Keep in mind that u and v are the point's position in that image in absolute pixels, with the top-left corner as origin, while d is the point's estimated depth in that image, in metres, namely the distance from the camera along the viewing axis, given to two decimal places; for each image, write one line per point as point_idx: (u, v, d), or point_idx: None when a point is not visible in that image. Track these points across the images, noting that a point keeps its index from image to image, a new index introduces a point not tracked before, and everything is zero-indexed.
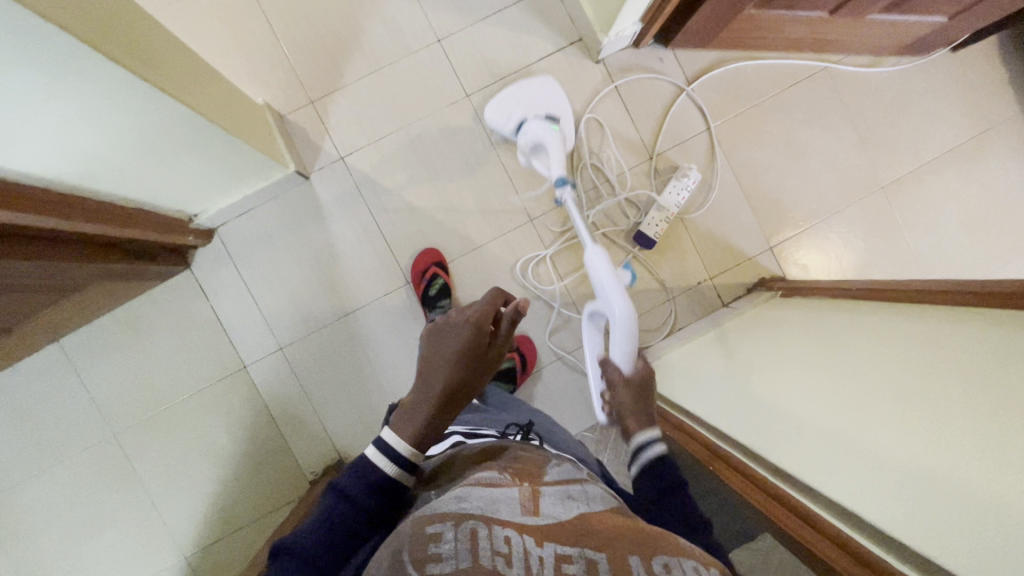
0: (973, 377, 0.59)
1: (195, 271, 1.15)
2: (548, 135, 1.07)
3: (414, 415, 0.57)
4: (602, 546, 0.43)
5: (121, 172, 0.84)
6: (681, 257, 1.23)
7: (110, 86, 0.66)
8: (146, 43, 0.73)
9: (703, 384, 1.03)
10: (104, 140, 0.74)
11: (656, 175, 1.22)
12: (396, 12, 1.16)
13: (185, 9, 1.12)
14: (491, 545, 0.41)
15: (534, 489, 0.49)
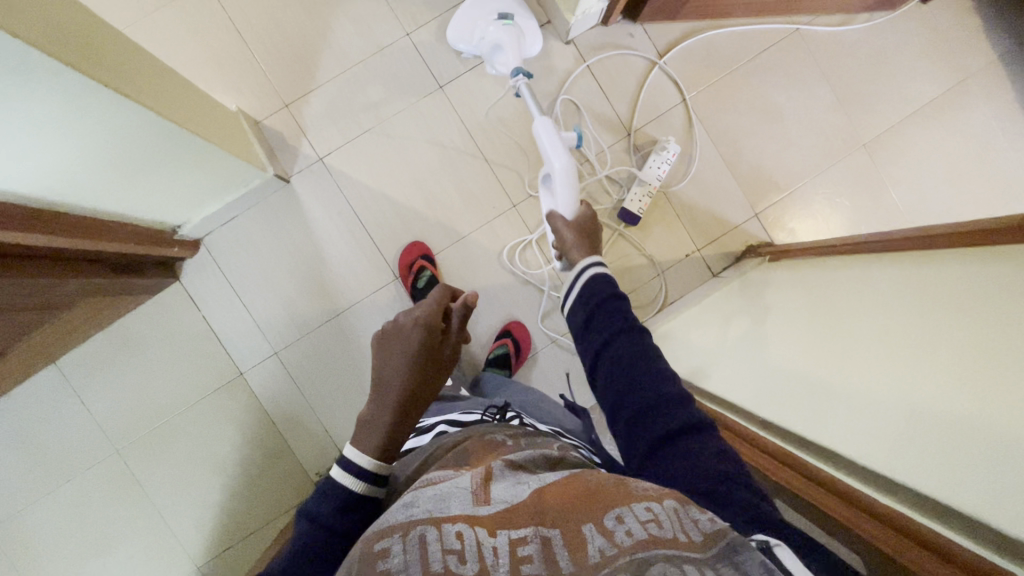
0: (963, 310, 0.58)
1: (184, 282, 1.15)
2: (506, 32, 1.05)
3: (373, 427, 0.57)
4: (556, 521, 0.41)
5: (98, 188, 0.84)
6: (667, 231, 1.23)
7: (82, 93, 0.66)
8: (114, 57, 0.73)
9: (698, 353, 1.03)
10: (77, 154, 0.74)
11: (637, 151, 1.22)
12: (364, 9, 1.17)
13: (149, 21, 1.13)
14: (441, 545, 0.38)
15: (485, 478, 0.47)
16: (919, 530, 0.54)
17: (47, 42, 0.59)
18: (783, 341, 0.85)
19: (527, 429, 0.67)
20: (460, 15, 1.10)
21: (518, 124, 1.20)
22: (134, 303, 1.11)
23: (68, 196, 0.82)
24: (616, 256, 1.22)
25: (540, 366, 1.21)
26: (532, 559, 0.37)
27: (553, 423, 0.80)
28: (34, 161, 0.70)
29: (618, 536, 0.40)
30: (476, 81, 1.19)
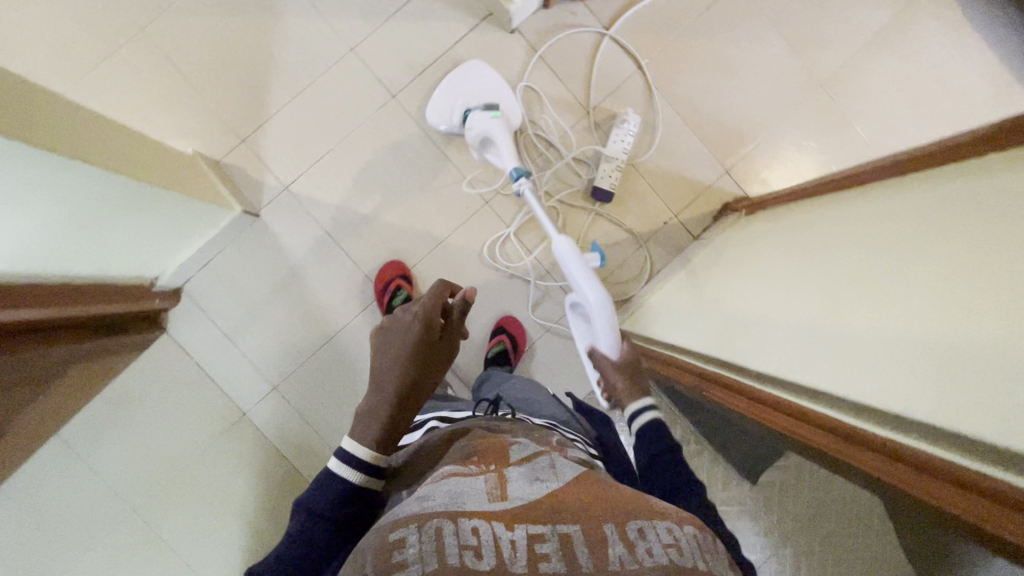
0: (939, 234, 0.57)
1: (173, 332, 1.15)
2: (490, 123, 1.06)
3: (374, 421, 0.58)
4: (575, 518, 0.45)
5: (74, 254, 0.85)
6: (641, 202, 1.23)
7: (34, 165, 0.65)
8: (73, 126, 0.73)
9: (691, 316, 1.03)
10: (43, 226, 0.73)
11: (599, 128, 1.22)
12: (304, 31, 1.16)
13: (90, 79, 1.11)
14: (458, 541, 0.42)
15: (500, 476, 0.50)
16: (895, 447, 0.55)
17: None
18: (769, 292, 0.86)
19: (523, 422, 0.68)
20: (449, 94, 1.14)
21: None
22: (126, 361, 1.11)
23: (49, 268, 0.83)
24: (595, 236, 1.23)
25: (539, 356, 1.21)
26: (549, 556, 0.42)
27: (548, 414, 0.80)
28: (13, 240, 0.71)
29: (639, 549, 0.43)
30: (428, 84, 1.18)
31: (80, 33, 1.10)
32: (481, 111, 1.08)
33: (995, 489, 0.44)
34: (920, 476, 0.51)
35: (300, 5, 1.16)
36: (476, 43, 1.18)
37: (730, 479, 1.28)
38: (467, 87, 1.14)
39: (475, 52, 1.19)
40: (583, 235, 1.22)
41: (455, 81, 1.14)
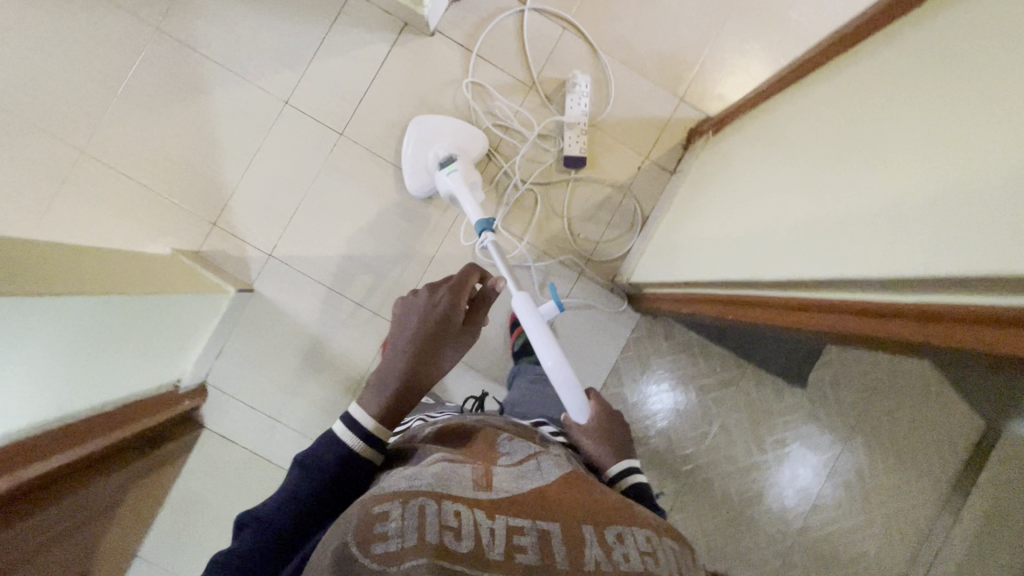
0: (917, 91, 0.57)
1: (211, 426, 1.17)
2: (452, 179, 1.06)
3: (390, 390, 0.61)
4: (558, 516, 0.46)
5: (97, 383, 0.87)
6: (612, 155, 1.23)
7: (17, 312, 0.65)
8: (47, 268, 0.74)
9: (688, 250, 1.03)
10: (52, 365, 0.74)
11: (551, 98, 1.21)
12: (236, 100, 1.16)
13: (52, 214, 1.12)
14: (440, 521, 0.43)
15: (488, 469, 0.50)
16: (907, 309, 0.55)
17: None
18: (762, 200, 0.86)
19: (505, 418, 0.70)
20: (409, 154, 1.14)
21: None
22: (177, 468, 1.13)
23: (80, 403, 0.85)
24: (580, 204, 1.23)
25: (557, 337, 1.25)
26: (526, 550, 0.43)
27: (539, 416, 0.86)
28: (33, 390, 0.72)
29: (615, 553, 0.45)
30: (370, 111, 1.18)
31: (28, 174, 1.11)
32: (440, 171, 1.08)
33: (1007, 314, 0.45)
34: (941, 328, 0.51)
35: (225, 77, 1.16)
36: (402, 56, 1.18)
37: (782, 389, 1.29)
38: (422, 143, 1.14)
39: (404, 65, 1.18)
40: (567, 206, 1.23)
41: (411, 140, 1.14)
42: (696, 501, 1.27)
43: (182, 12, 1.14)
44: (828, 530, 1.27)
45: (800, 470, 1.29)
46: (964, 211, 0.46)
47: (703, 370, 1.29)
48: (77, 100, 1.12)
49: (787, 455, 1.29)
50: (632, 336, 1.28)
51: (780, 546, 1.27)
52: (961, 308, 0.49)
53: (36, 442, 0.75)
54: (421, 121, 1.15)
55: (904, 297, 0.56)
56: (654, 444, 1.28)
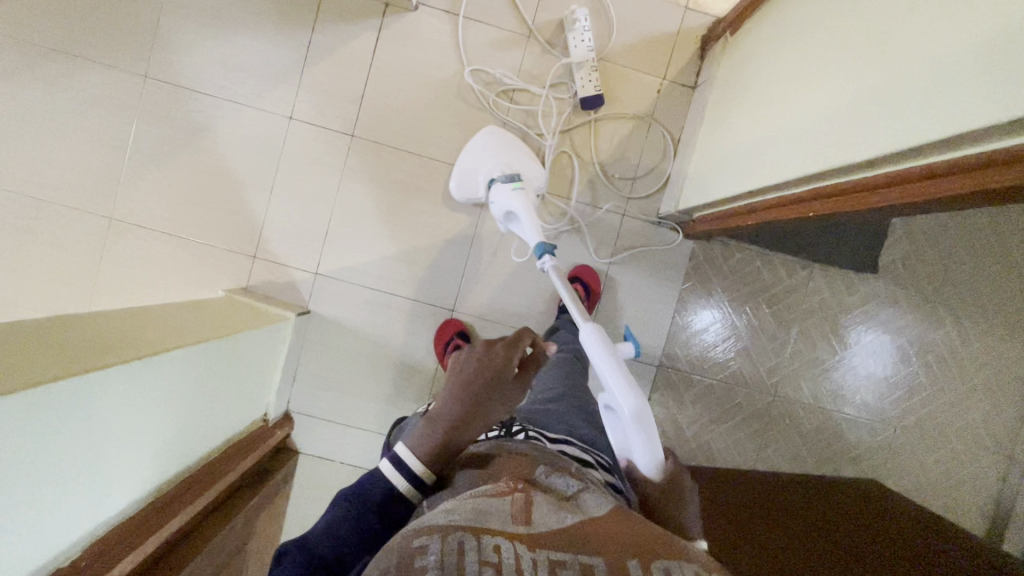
0: None
1: (306, 449, 1.19)
2: (513, 198, 1.01)
3: (437, 436, 0.56)
4: (601, 548, 0.38)
5: (201, 431, 0.88)
6: (628, 86, 1.18)
7: (106, 387, 0.65)
8: (123, 337, 0.75)
9: (726, 164, 0.99)
10: (147, 431, 0.74)
11: (551, 43, 1.16)
12: (241, 129, 1.14)
13: (102, 285, 1.13)
14: (478, 559, 0.36)
15: (527, 499, 0.44)
16: (940, 167, 0.55)
17: (37, 372, 0.56)
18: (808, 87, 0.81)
19: (540, 441, 0.61)
20: (468, 159, 1.11)
21: (434, 109, 1.15)
22: (286, 497, 1.16)
23: (191, 455, 0.87)
24: (608, 145, 1.19)
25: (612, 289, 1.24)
26: None
27: (566, 429, 0.70)
28: (141, 459, 0.74)
29: None
30: (373, 105, 1.15)
31: (67, 253, 1.11)
32: (503, 186, 1.03)
33: None
34: (974, 175, 0.51)
35: (225, 108, 1.13)
36: (392, 40, 1.13)
37: (853, 280, 1.25)
38: (482, 160, 1.10)
39: (394, 49, 1.14)
40: (596, 151, 1.19)
41: (468, 155, 1.12)
42: (791, 411, 1.26)
43: (165, 54, 1.12)
44: (930, 408, 1.25)
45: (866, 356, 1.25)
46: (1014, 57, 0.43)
47: (768, 282, 1.25)
48: (90, 169, 1.11)
49: (854, 342, 1.25)
50: (692, 265, 1.25)
51: (885, 434, 1.25)
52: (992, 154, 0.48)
53: (154, 505, 0.78)
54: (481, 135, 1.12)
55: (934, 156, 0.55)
56: (737, 367, 1.26)
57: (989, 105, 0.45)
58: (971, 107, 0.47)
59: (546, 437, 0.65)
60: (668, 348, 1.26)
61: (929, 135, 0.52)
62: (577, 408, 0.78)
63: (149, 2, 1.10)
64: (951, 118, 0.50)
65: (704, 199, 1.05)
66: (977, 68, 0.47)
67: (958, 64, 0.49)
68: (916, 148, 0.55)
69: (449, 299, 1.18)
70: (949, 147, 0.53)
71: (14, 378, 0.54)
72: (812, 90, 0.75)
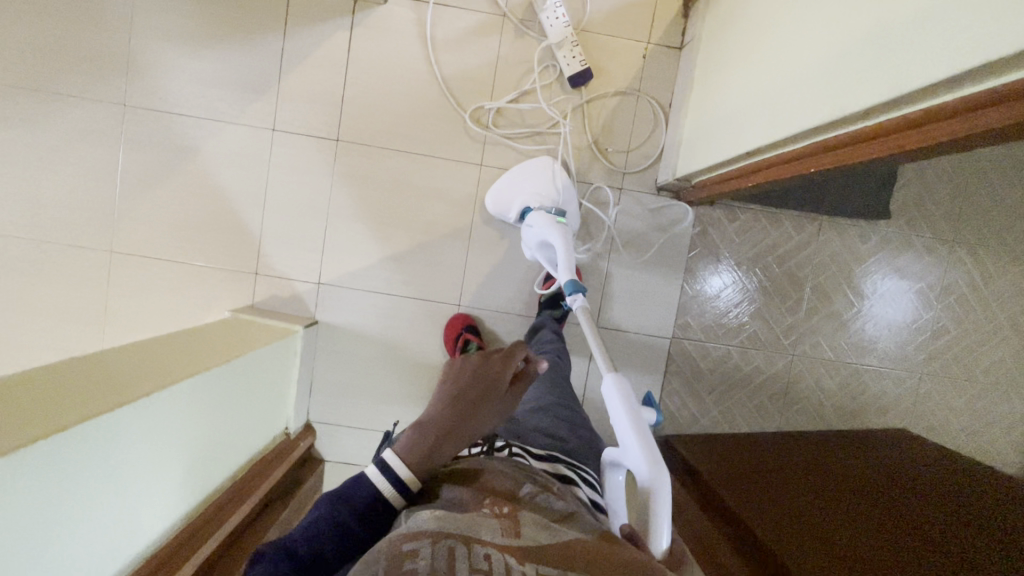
0: None
1: (330, 456, 1.21)
2: (552, 231, 0.98)
3: (423, 435, 0.58)
4: (586, 562, 0.41)
5: (226, 450, 0.90)
6: (612, 57, 1.14)
7: (124, 425, 0.65)
8: (141, 369, 0.76)
9: (720, 126, 0.95)
10: (169, 461, 0.75)
11: (529, 19, 1.12)
12: (227, 147, 1.13)
13: (112, 317, 1.14)
14: (469, 564, 0.39)
15: (514, 518, 0.47)
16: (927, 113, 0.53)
17: (51, 419, 0.57)
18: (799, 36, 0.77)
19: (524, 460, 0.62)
20: (513, 176, 1.10)
21: (417, 103, 1.13)
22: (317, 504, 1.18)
23: (221, 473, 0.89)
24: (597, 119, 1.16)
25: (610, 272, 1.21)
26: None
27: (554, 447, 0.70)
28: (169, 487, 0.76)
29: None
30: (356, 106, 1.13)
31: (74, 289, 1.12)
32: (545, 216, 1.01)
33: None
34: (959, 121, 0.50)
35: (208, 127, 1.12)
36: (365, 36, 1.11)
37: (865, 229, 1.21)
38: (523, 188, 1.09)
39: (369, 45, 1.11)
40: (586, 127, 1.16)
41: (507, 181, 1.10)
42: (812, 368, 1.24)
43: (141, 79, 1.10)
44: (955, 350, 1.22)
45: (892, 295, 1.22)
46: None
47: (778, 239, 1.22)
48: (83, 204, 1.12)
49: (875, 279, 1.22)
50: (696, 235, 1.22)
51: (910, 381, 1.23)
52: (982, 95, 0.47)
53: (191, 525, 0.81)
54: (525, 164, 1.10)
55: (920, 104, 0.54)
56: (753, 330, 1.23)
57: (984, 39, 0.43)
58: (965, 42, 0.45)
59: (530, 456, 0.64)
60: (681, 318, 1.24)
61: (929, 79, 0.49)
62: (565, 422, 0.78)
63: (118, 28, 1.09)
64: (947, 59, 0.47)
65: (701, 164, 1.02)
66: (972, 6, 0.44)
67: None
68: (915, 92, 0.52)
69: (454, 293, 1.18)
70: (943, 91, 0.51)
71: (29, 427, 0.54)
72: (802, 40, 0.71)
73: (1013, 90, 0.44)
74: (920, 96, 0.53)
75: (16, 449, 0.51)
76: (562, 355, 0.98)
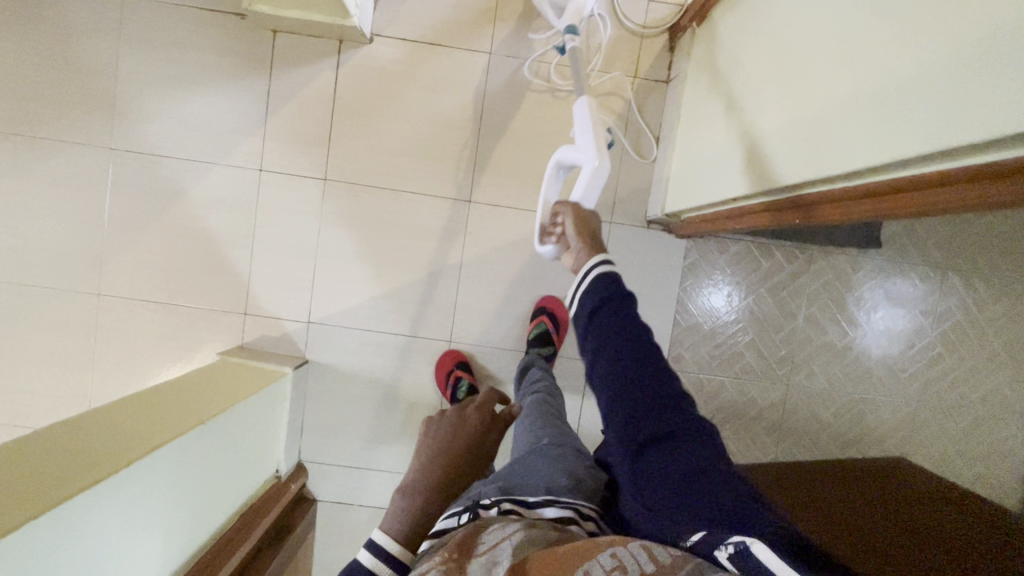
0: None
1: (322, 496, 1.20)
2: None
3: (397, 513, 0.61)
4: None
5: (213, 503, 0.89)
6: (598, 86, 1.15)
7: (106, 495, 0.64)
8: (123, 431, 0.75)
9: (706, 167, 0.95)
10: (152, 524, 0.74)
11: (517, 56, 1.12)
12: (215, 188, 1.12)
13: (100, 361, 1.13)
14: None
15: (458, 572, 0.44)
16: (908, 183, 0.52)
17: (35, 500, 0.57)
18: None
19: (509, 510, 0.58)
20: None
21: (404, 140, 1.13)
22: (310, 545, 1.17)
23: (211, 524, 0.89)
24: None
25: None
26: None
27: (544, 486, 0.66)
28: (155, 547, 0.75)
29: None
30: (342, 145, 1.12)
31: (64, 333, 1.12)
32: None
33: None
34: (956, 190, 0.47)
35: (195, 169, 1.12)
36: (351, 76, 1.11)
37: (856, 257, 1.20)
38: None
39: (356, 84, 1.11)
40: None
41: None
42: (809, 396, 1.23)
43: (129, 122, 1.10)
44: (950, 379, 1.21)
45: (886, 317, 1.21)
46: (996, 70, 0.39)
47: (771, 269, 1.21)
48: (71, 250, 1.11)
49: (868, 301, 1.21)
50: (686, 263, 1.21)
51: (907, 410, 1.22)
52: (962, 172, 0.46)
53: (194, 568, 0.83)
54: None
55: (894, 171, 0.54)
56: (747, 359, 1.23)
57: (978, 119, 0.41)
58: (950, 122, 0.44)
59: (524, 508, 0.60)
60: (675, 349, 1.23)
61: (907, 153, 0.49)
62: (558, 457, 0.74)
63: (105, 71, 1.09)
64: (943, 133, 0.45)
65: (690, 202, 1.01)
66: (946, 98, 0.44)
67: (937, 76, 0.45)
68: (893, 164, 0.52)
69: (445, 329, 1.17)
70: (922, 163, 0.50)
71: (12, 512, 0.54)
72: (782, 93, 0.71)
73: (990, 172, 0.43)
74: (898, 166, 0.52)
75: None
76: (550, 393, 0.98)
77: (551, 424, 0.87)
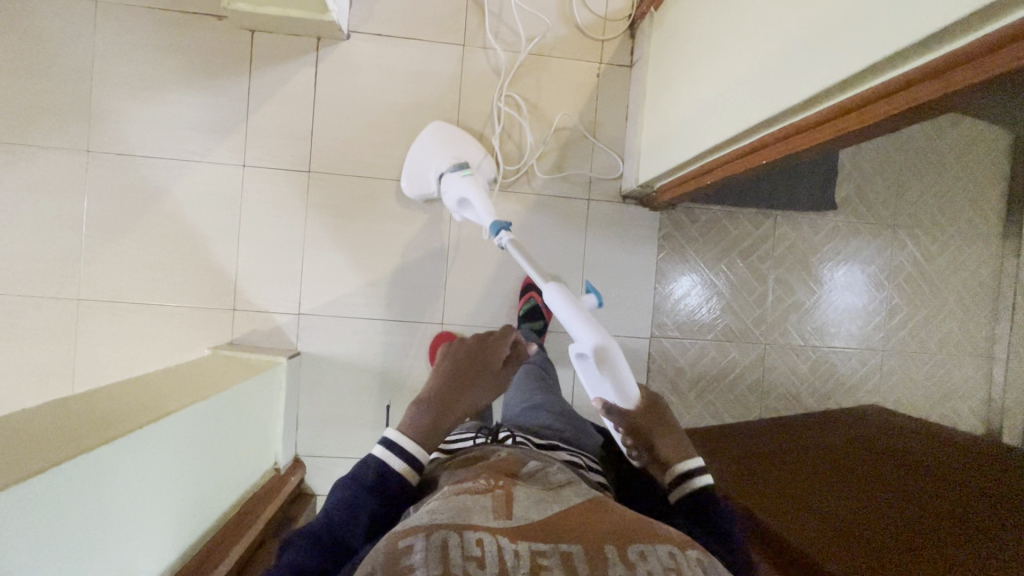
0: None
1: (321, 490, 1.18)
2: (467, 185, 1.04)
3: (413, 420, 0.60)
4: (581, 539, 0.41)
5: (215, 491, 0.87)
6: (567, 72, 1.22)
7: (117, 461, 0.64)
8: (127, 406, 0.75)
9: (673, 134, 1.02)
10: (159, 500, 0.73)
11: (489, 48, 1.19)
12: (198, 185, 1.13)
13: (84, 366, 1.10)
14: (463, 553, 0.38)
15: (508, 496, 0.47)
16: (852, 103, 0.59)
17: (50, 453, 0.56)
18: None
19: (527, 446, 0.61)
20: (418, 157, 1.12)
21: (385, 130, 1.17)
22: None
23: (212, 514, 0.87)
24: None
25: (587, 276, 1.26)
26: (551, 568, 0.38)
27: (551, 433, 0.70)
28: (161, 527, 0.74)
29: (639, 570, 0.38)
30: (324, 138, 1.15)
31: (44, 339, 1.09)
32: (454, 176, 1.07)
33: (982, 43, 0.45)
34: (892, 102, 0.55)
35: (176, 168, 1.12)
36: (330, 72, 1.14)
37: (815, 220, 1.30)
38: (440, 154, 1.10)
39: (335, 79, 1.15)
40: None
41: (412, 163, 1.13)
42: (784, 354, 1.30)
43: (106, 124, 1.10)
44: (910, 327, 1.30)
45: (846, 279, 1.30)
46: None
47: (739, 237, 1.29)
48: (49, 254, 1.09)
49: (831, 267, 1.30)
50: (661, 237, 1.28)
51: (874, 360, 1.30)
52: (894, 80, 0.53)
53: (188, 565, 0.79)
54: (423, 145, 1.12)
55: (838, 97, 0.62)
56: (724, 324, 1.29)
57: (904, 26, 0.48)
58: (880, 34, 0.51)
59: (537, 446, 0.64)
60: (656, 319, 1.28)
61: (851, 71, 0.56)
62: (560, 412, 0.78)
63: (81, 75, 1.09)
64: (875, 46, 0.52)
65: (660, 170, 1.08)
66: (876, 14, 0.51)
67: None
68: (835, 88, 0.59)
69: (435, 312, 1.19)
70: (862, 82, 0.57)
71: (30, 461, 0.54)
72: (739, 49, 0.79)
73: (917, 75, 0.50)
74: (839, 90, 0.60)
75: (19, 480, 0.50)
76: (543, 363, 1.01)
77: (549, 388, 0.90)
